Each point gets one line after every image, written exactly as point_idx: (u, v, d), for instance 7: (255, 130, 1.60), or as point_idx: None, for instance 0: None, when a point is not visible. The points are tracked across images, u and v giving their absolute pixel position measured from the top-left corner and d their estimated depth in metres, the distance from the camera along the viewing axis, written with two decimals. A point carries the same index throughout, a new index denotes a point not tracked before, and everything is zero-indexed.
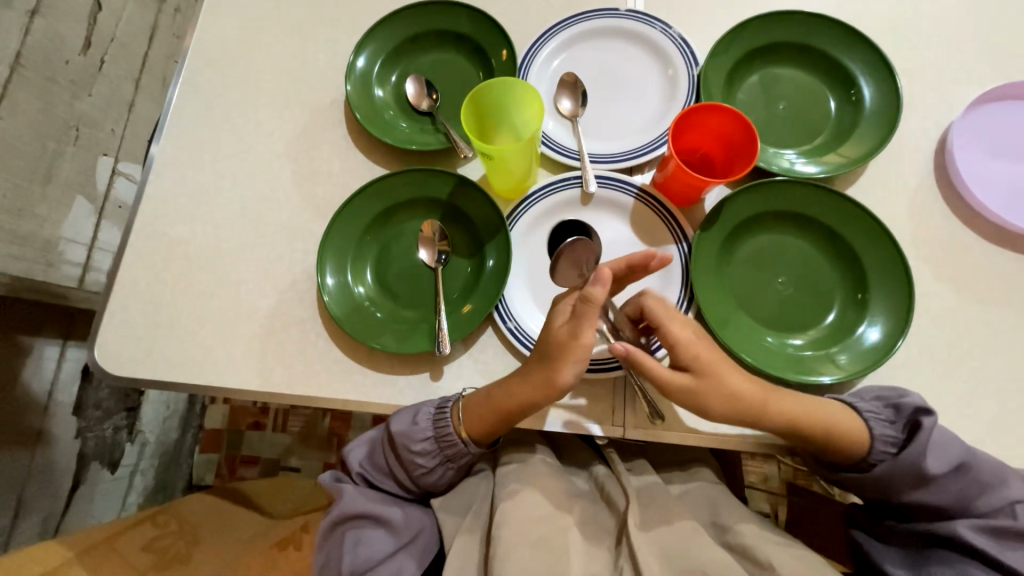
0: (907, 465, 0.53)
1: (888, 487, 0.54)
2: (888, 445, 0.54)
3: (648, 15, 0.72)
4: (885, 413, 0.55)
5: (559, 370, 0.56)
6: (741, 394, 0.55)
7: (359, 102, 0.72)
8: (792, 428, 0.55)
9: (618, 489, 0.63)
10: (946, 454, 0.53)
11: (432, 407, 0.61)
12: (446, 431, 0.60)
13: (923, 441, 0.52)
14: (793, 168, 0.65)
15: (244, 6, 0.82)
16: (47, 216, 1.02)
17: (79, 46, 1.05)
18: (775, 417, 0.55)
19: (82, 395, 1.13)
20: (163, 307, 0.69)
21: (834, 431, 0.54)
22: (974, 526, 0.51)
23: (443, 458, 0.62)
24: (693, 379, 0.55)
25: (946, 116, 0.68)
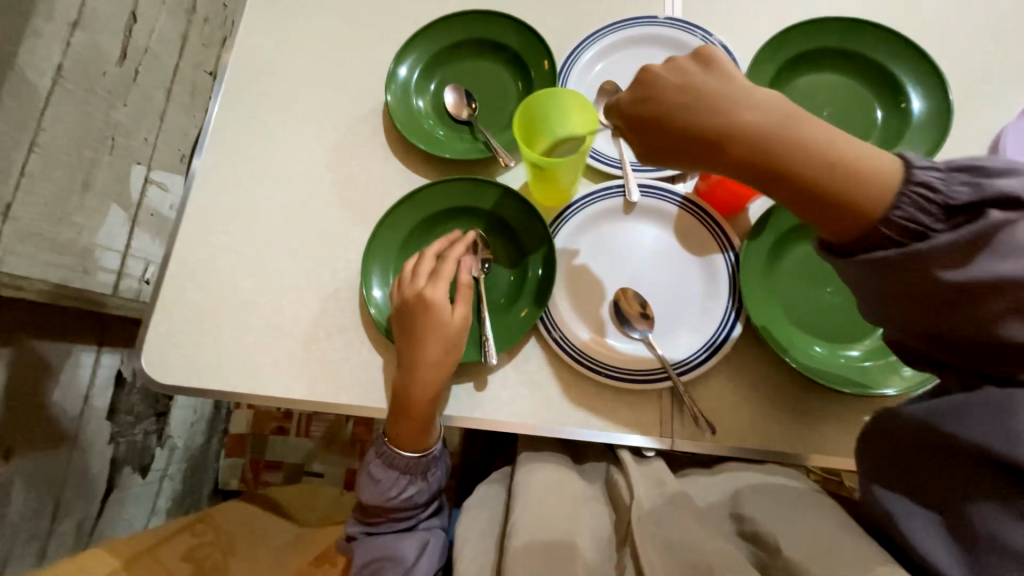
0: (943, 238, 0.41)
1: (903, 269, 0.42)
2: (927, 207, 0.42)
3: (687, 24, 0.72)
4: (960, 188, 0.41)
5: (454, 349, 0.59)
6: (707, 126, 0.48)
7: (399, 112, 0.73)
8: (760, 171, 0.47)
9: (623, 484, 0.58)
10: (1008, 257, 0.39)
11: (372, 456, 0.61)
12: (394, 456, 0.60)
13: (976, 226, 0.39)
14: None
15: (283, 18, 0.83)
16: (84, 224, 1.03)
17: (116, 57, 1.07)
18: (740, 153, 0.47)
19: (115, 400, 1.15)
20: (207, 315, 0.69)
21: (855, 178, 0.44)
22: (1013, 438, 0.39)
23: (414, 475, 0.61)
24: (687, 88, 0.50)
25: (998, 119, 0.66)
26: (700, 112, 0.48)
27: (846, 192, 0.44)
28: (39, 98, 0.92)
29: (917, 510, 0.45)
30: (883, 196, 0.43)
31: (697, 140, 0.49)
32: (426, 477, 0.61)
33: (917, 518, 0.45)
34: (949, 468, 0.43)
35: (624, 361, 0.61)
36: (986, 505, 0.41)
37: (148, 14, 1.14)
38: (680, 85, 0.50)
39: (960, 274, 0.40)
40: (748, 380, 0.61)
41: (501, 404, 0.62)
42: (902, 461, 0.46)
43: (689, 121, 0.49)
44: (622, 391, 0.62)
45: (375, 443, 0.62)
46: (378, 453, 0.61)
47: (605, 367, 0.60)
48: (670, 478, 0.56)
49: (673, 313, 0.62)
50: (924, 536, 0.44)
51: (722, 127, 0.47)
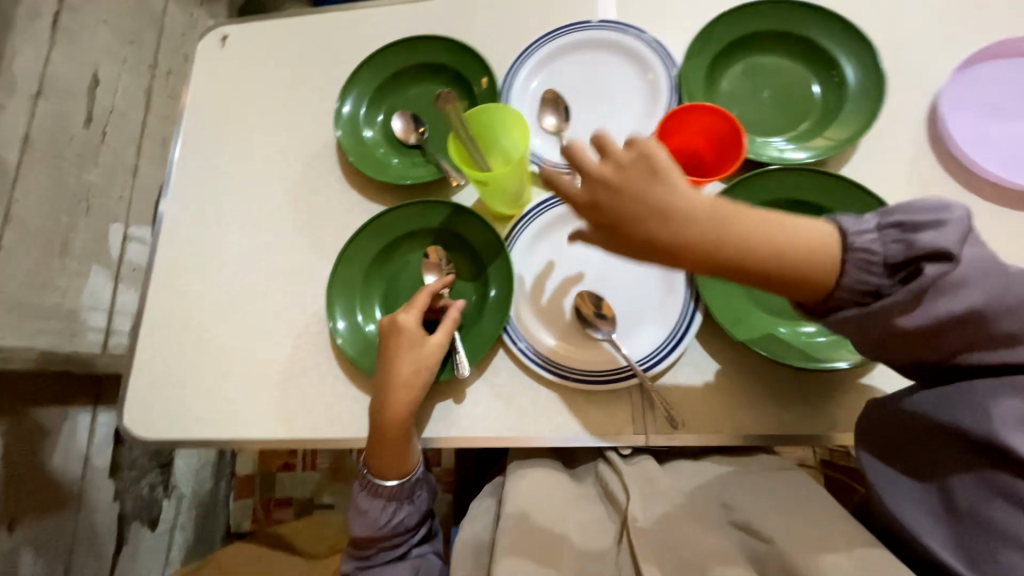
0: (898, 301, 0.41)
1: (872, 329, 0.43)
2: (873, 272, 0.42)
3: (621, 24, 0.73)
4: (891, 244, 0.42)
5: (425, 373, 0.59)
6: (661, 240, 0.44)
7: (349, 145, 0.74)
8: (720, 271, 0.44)
9: (616, 485, 0.58)
10: (960, 295, 0.40)
11: (358, 488, 0.62)
12: (378, 484, 0.61)
13: (920, 281, 0.40)
14: (782, 156, 0.65)
15: (233, 65, 0.85)
16: (66, 287, 1.05)
17: (81, 121, 1.09)
18: (698, 259, 0.44)
19: (116, 456, 1.16)
20: (184, 364, 0.71)
21: (808, 259, 0.42)
22: (1004, 420, 0.41)
23: (401, 501, 0.61)
24: (631, 199, 0.44)
25: (934, 80, 0.67)
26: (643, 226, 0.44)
27: (803, 277, 0.43)
28: (8, 170, 0.94)
29: (907, 487, 0.47)
30: (837, 271, 0.42)
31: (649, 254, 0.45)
32: (413, 501, 0.62)
33: (909, 494, 0.47)
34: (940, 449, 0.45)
35: (590, 363, 0.62)
36: (975, 484, 0.43)
37: (110, 75, 1.17)
38: (621, 193, 0.45)
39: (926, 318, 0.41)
40: (716, 366, 0.62)
41: (476, 419, 0.63)
42: (900, 447, 0.48)
43: (638, 234, 0.44)
44: (596, 394, 0.62)
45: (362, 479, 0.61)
46: (364, 484, 0.62)
47: (574, 371, 0.61)
48: (661, 476, 0.57)
49: (639, 312, 0.63)
50: (911, 509, 0.46)
51: (672, 241, 0.43)
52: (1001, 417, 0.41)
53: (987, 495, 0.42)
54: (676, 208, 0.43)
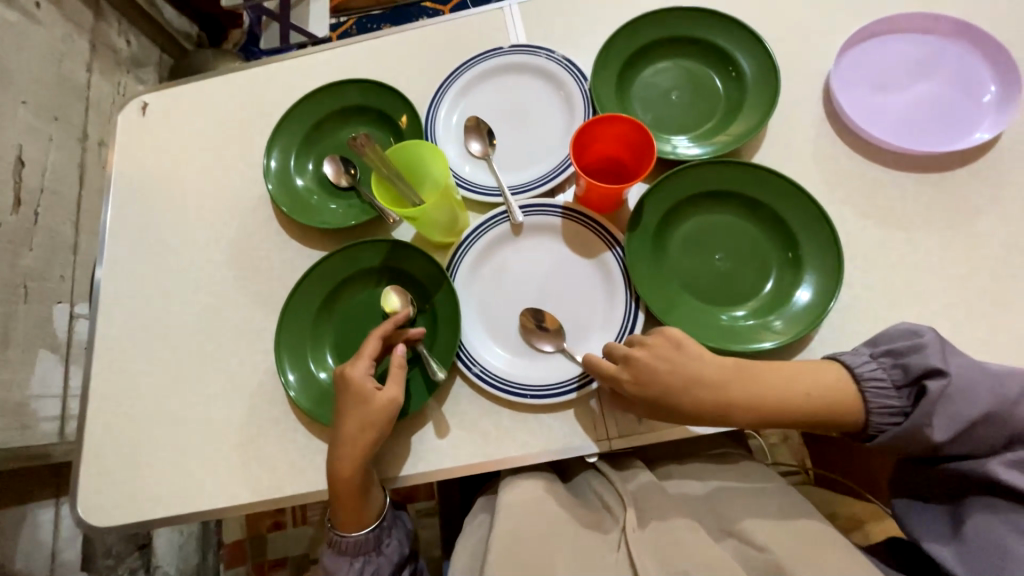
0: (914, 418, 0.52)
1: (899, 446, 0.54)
2: (889, 406, 0.54)
3: (531, 46, 0.76)
4: (895, 373, 0.54)
5: (376, 431, 0.58)
6: (704, 400, 0.55)
7: (282, 196, 0.74)
8: (762, 415, 0.55)
9: (609, 492, 0.65)
10: (971, 402, 0.50)
11: (325, 548, 0.64)
12: (341, 542, 0.62)
13: (929, 400, 0.51)
14: (675, 150, 0.69)
15: (157, 131, 0.85)
16: (12, 379, 1.00)
17: (10, 205, 1.06)
18: (740, 408, 0.55)
19: (87, 547, 1.10)
20: (138, 443, 0.68)
21: (827, 403, 0.55)
22: (999, 459, 0.50)
23: (368, 553, 0.62)
24: (671, 374, 0.55)
25: (824, 62, 0.72)
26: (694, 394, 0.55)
27: (829, 408, 0.55)
28: None
29: (923, 514, 0.55)
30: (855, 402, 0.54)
31: (705, 419, 0.55)
32: (381, 551, 0.63)
33: (922, 519, 0.55)
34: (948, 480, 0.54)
35: (546, 377, 0.63)
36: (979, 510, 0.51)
37: (36, 155, 1.13)
38: (665, 369, 0.56)
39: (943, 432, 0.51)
40: None
41: (441, 452, 0.63)
42: (921, 481, 0.56)
43: (687, 399, 0.55)
44: (561, 406, 0.63)
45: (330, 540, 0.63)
46: (329, 545, 0.63)
47: (530, 389, 0.62)
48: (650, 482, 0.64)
49: (584, 320, 0.65)
50: (927, 530, 0.54)
51: (716, 402, 0.55)
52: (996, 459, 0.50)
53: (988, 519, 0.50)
54: (705, 375, 0.55)
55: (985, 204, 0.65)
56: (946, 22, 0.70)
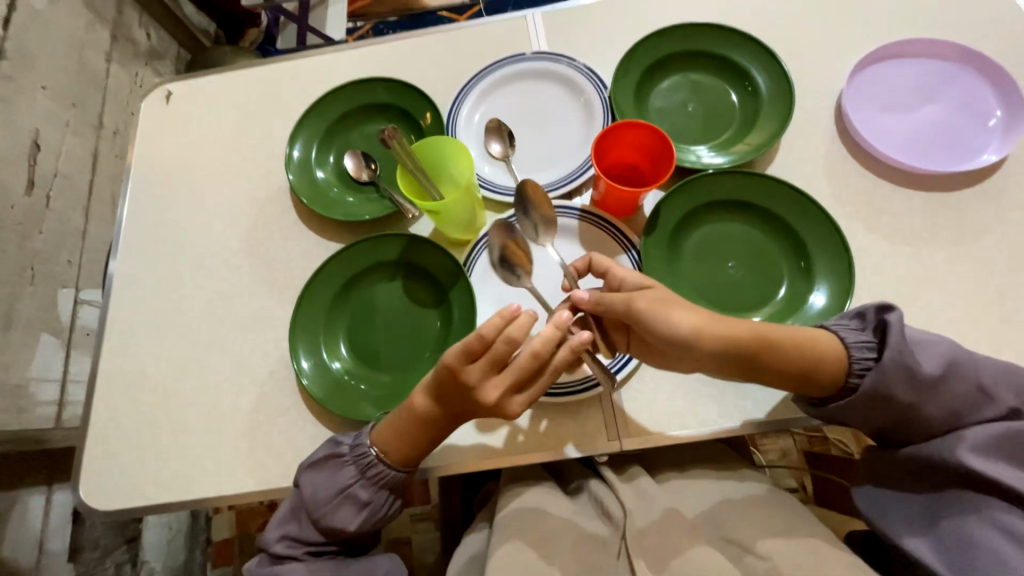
0: (888, 353, 0.53)
1: (881, 397, 0.54)
2: (865, 352, 0.55)
3: (553, 53, 0.78)
4: (853, 322, 0.58)
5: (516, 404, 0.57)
6: (683, 310, 0.55)
7: (302, 187, 0.75)
8: (742, 336, 0.55)
9: (612, 499, 0.64)
10: (931, 357, 0.54)
11: (355, 475, 0.60)
12: (381, 477, 0.61)
13: (894, 330, 0.54)
14: (702, 160, 0.70)
15: (179, 120, 0.86)
16: (13, 361, 0.99)
17: (23, 188, 1.06)
18: (717, 324, 0.56)
19: (76, 537, 1.08)
20: (144, 427, 0.68)
21: (801, 337, 0.56)
22: (966, 445, 0.53)
23: (396, 493, 0.63)
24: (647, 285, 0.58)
25: (836, 82, 0.74)
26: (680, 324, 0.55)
27: (805, 346, 0.56)
28: None
29: (893, 507, 0.56)
30: (826, 339, 0.56)
31: (687, 331, 0.54)
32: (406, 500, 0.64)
33: (890, 512, 0.56)
34: (912, 468, 0.56)
35: (558, 377, 0.63)
36: (953, 498, 0.52)
37: (52, 140, 1.14)
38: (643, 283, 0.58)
39: (916, 386, 0.53)
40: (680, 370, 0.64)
41: (451, 445, 0.63)
42: (889, 470, 0.57)
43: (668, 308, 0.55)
44: (571, 409, 0.63)
45: (361, 462, 0.60)
46: (365, 475, 0.60)
47: (541, 385, 0.62)
48: (651, 488, 0.64)
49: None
50: (899, 526, 0.55)
51: (693, 314, 0.56)
52: (955, 443, 0.53)
53: (955, 507, 0.52)
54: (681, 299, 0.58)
55: (991, 223, 0.66)
56: (953, 47, 0.72)
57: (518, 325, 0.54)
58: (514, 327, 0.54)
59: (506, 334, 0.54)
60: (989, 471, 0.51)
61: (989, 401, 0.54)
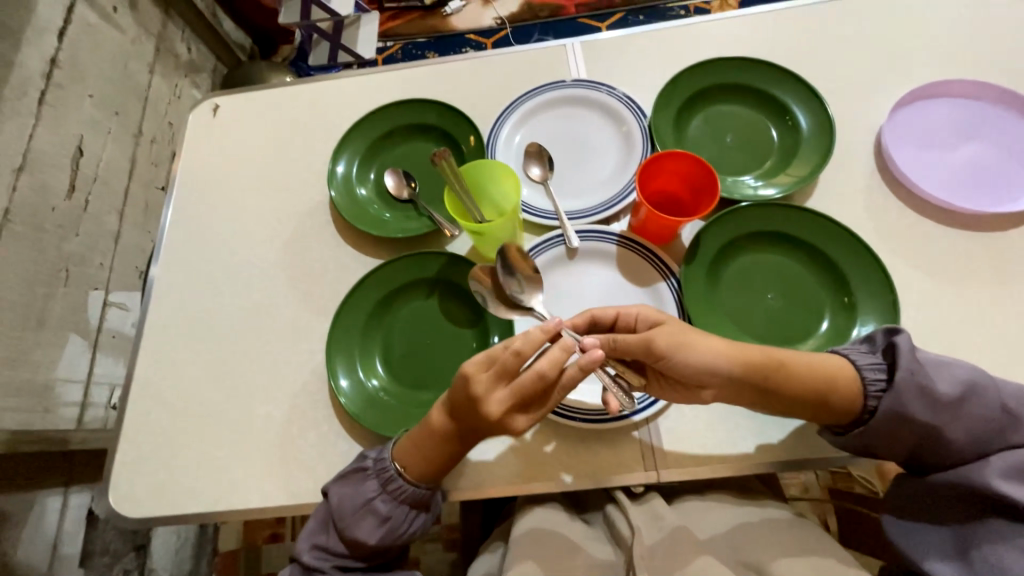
0: (901, 375, 0.53)
1: (898, 421, 0.53)
2: (877, 377, 0.55)
3: (592, 82, 0.80)
4: (863, 346, 0.58)
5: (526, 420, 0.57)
6: (696, 342, 0.56)
7: (344, 203, 0.77)
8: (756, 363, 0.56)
9: (623, 522, 0.62)
10: (948, 378, 0.54)
11: (378, 487, 0.60)
12: (403, 491, 0.60)
13: (905, 353, 0.54)
14: (757, 193, 0.70)
15: (224, 133, 0.88)
16: (42, 360, 1.00)
17: (64, 192, 1.08)
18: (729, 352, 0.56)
19: (88, 541, 1.06)
20: (176, 435, 0.68)
21: (814, 362, 0.57)
22: (994, 471, 0.51)
23: (419, 509, 0.61)
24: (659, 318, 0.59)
25: (875, 119, 0.75)
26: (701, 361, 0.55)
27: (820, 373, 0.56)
28: None
29: (923, 537, 0.54)
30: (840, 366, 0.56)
31: (702, 362, 0.55)
32: (429, 517, 0.62)
33: (920, 540, 0.54)
34: (940, 495, 0.54)
35: (595, 403, 0.62)
36: (984, 526, 0.51)
37: (94, 146, 1.17)
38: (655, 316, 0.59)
39: (931, 408, 0.53)
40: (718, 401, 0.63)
41: (483, 470, 0.62)
42: (916, 496, 0.55)
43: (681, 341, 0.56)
44: (605, 435, 0.63)
45: (383, 474, 0.60)
46: (387, 487, 0.60)
47: (578, 411, 0.62)
48: (666, 511, 0.61)
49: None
50: (930, 557, 0.53)
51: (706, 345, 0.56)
52: (983, 467, 0.52)
53: (987, 535, 0.50)
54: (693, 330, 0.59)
55: None
56: (993, 89, 0.73)
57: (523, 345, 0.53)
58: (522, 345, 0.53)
59: (513, 346, 0.53)
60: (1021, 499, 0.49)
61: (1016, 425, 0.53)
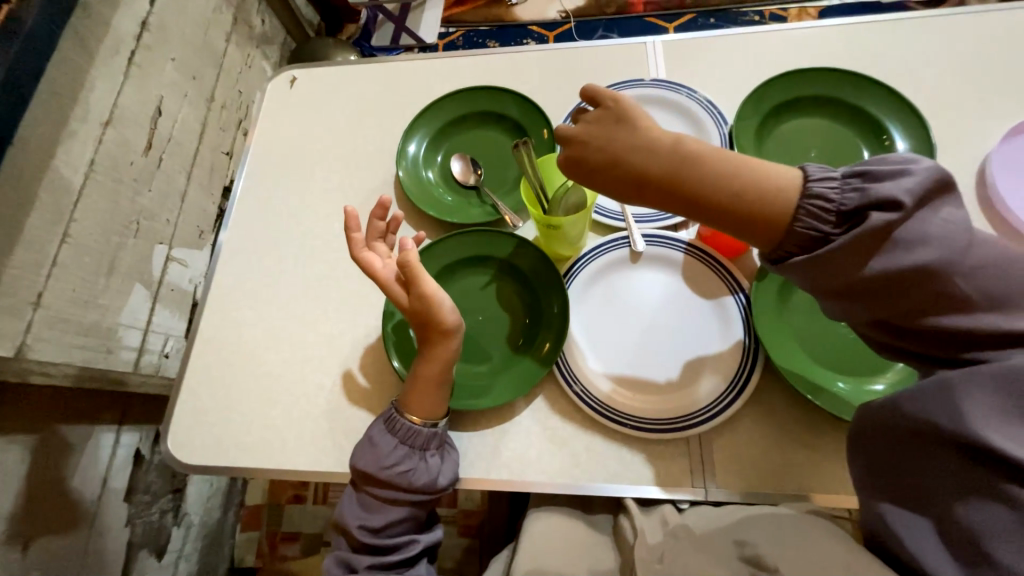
0: (840, 241, 0.45)
1: (827, 264, 0.45)
2: (825, 216, 0.46)
3: (672, 83, 0.78)
4: (846, 193, 0.45)
5: (433, 339, 0.60)
6: (620, 152, 0.51)
7: (410, 184, 0.77)
8: (673, 184, 0.50)
9: (629, 527, 0.59)
10: (932, 245, 0.42)
11: (385, 431, 0.60)
12: (406, 430, 0.60)
13: (867, 225, 0.44)
14: None
15: (299, 105, 0.91)
16: (109, 305, 1.05)
17: (141, 148, 1.14)
18: (645, 167, 0.51)
19: (133, 479, 1.13)
20: (233, 390, 0.71)
21: (755, 197, 0.48)
22: (986, 416, 0.40)
23: (425, 451, 0.59)
24: (605, 139, 0.53)
25: (979, 148, 0.70)
26: (603, 169, 0.52)
27: (751, 211, 0.48)
28: (72, 192, 0.97)
29: (917, 528, 0.44)
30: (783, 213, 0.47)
31: (604, 183, 0.53)
32: (431, 458, 0.59)
33: (918, 528, 0.44)
34: (933, 457, 0.43)
35: (648, 411, 0.61)
36: (981, 502, 0.40)
37: (171, 107, 1.23)
38: (595, 128, 0.54)
39: (886, 261, 0.43)
40: (774, 427, 0.60)
41: (523, 466, 0.61)
42: (897, 475, 0.46)
43: (596, 158, 0.52)
44: (652, 445, 0.61)
45: (389, 417, 0.61)
46: (393, 430, 0.60)
47: (627, 417, 0.61)
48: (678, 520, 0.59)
49: (692, 346, 0.64)
50: (934, 555, 0.42)
51: (628, 161, 0.51)
52: (975, 405, 0.40)
53: (1000, 511, 0.39)
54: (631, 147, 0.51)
55: None
56: None
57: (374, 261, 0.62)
58: (366, 261, 0.62)
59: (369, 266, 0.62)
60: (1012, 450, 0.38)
61: (1003, 305, 0.42)
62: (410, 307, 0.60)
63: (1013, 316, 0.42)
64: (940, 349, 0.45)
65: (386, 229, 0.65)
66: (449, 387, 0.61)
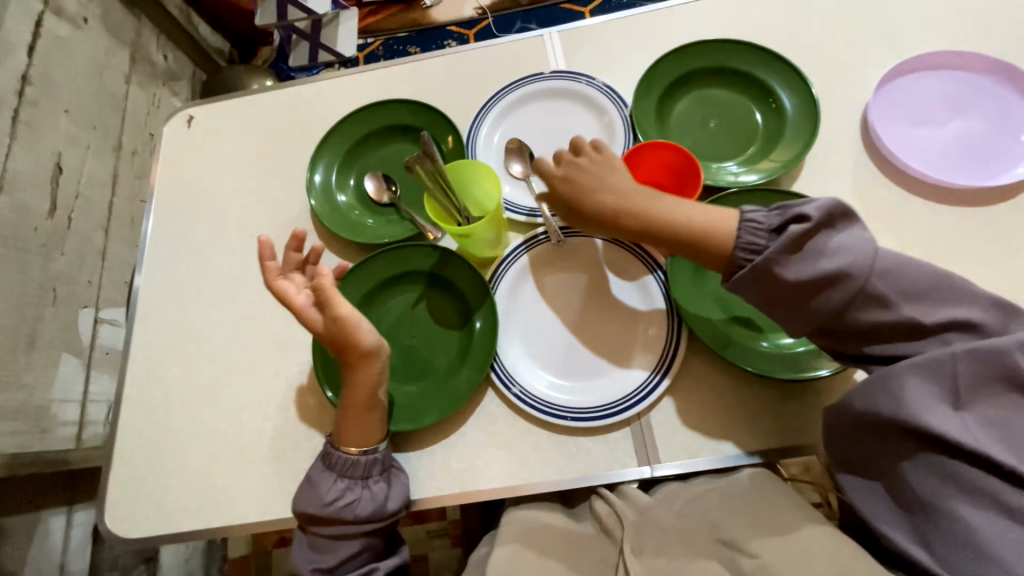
0: (772, 248, 0.49)
1: (765, 273, 0.50)
2: (758, 234, 0.51)
3: (572, 73, 0.78)
4: (770, 216, 0.51)
5: (359, 363, 0.59)
6: (593, 187, 0.57)
7: (325, 211, 0.75)
8: (638, 215, 0.55)
9: (610, 514, 0.58)
10: (843, 257, 0.48)
11: (324, 468, 0.60)
12: (345, 463, 0.59)
13: (791, 237, 0.49)
14: (738, 179, 0.69)
15: (201, 143, 0.87)
16: (35, 383, 0.99)
17: (45, 211, 1.06)
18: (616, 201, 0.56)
19: (96, 557, 1.07)
20: (168, 451, 0.68)
21: (707, 229, 0.53)
22: (928, 403, 0.45)
23: (367, 480, 0.59)
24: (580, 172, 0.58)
25: (860, 97, 0.74)
26: (576, 200, 0.57)
27: (702, 241, 0.53)
28: None
29: (870, 496, 0.50)
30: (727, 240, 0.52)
31: (579, 211, 0.57)
32: (374, 485, 0.59)
33: (873, 494, 0.50)
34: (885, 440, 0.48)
35: (587, 400, 0.62)
36: (926, 475, 0.45)
37: (72, 162, 1.15)
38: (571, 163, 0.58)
39: (807, 265, 0.48)
40: (708, 395, 0.62)
41: (475, 475, 0.61)
42: (856, 453, 0.51)
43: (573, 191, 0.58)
44: (598, 431, 0.62)
45: (326, 453, 0.60)
46: (331, 465, 0.59)
47: (570, 410, 0.62)
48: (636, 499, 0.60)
49: (620, 327, 0.65)
50: (886, 518, 0.48)
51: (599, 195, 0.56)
52: (911, 393, 0.46)
53: (938, 479, 0.45)
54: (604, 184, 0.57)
55: None
56: (983, 60, 0.72)
57: (286, 285, 0.60)
58: (281, 286, 0.60)
59: (285, 293, 0.60)
60: (950, 432, 0.44)
61: (909, 302, 0.48)
62: (327, 332, 0.59)
63: (924, 309, 0.48)
64: (857, 345, 0.51)
65: (304, 260, 0.63)
66: (382, 407, 0.60)
